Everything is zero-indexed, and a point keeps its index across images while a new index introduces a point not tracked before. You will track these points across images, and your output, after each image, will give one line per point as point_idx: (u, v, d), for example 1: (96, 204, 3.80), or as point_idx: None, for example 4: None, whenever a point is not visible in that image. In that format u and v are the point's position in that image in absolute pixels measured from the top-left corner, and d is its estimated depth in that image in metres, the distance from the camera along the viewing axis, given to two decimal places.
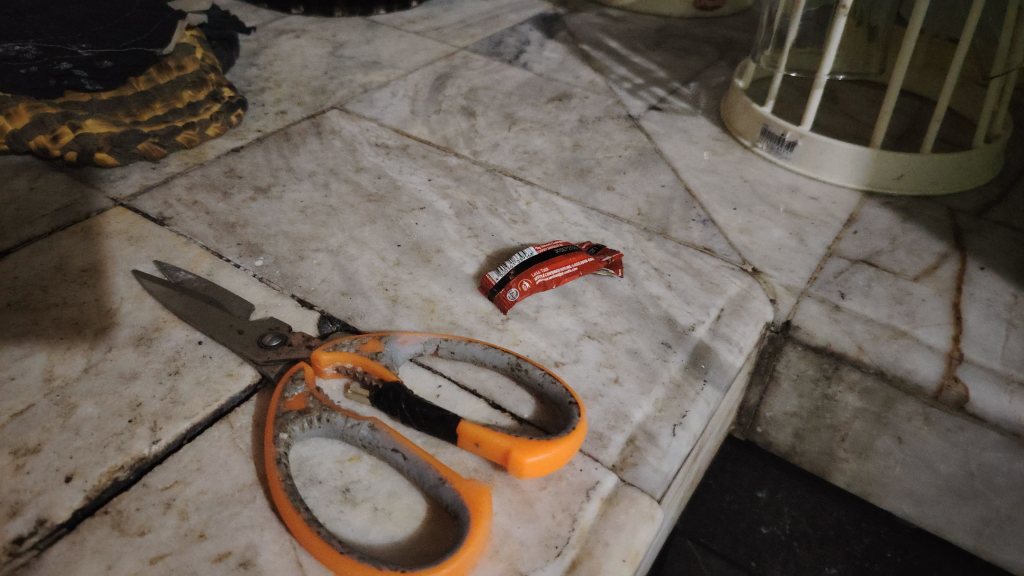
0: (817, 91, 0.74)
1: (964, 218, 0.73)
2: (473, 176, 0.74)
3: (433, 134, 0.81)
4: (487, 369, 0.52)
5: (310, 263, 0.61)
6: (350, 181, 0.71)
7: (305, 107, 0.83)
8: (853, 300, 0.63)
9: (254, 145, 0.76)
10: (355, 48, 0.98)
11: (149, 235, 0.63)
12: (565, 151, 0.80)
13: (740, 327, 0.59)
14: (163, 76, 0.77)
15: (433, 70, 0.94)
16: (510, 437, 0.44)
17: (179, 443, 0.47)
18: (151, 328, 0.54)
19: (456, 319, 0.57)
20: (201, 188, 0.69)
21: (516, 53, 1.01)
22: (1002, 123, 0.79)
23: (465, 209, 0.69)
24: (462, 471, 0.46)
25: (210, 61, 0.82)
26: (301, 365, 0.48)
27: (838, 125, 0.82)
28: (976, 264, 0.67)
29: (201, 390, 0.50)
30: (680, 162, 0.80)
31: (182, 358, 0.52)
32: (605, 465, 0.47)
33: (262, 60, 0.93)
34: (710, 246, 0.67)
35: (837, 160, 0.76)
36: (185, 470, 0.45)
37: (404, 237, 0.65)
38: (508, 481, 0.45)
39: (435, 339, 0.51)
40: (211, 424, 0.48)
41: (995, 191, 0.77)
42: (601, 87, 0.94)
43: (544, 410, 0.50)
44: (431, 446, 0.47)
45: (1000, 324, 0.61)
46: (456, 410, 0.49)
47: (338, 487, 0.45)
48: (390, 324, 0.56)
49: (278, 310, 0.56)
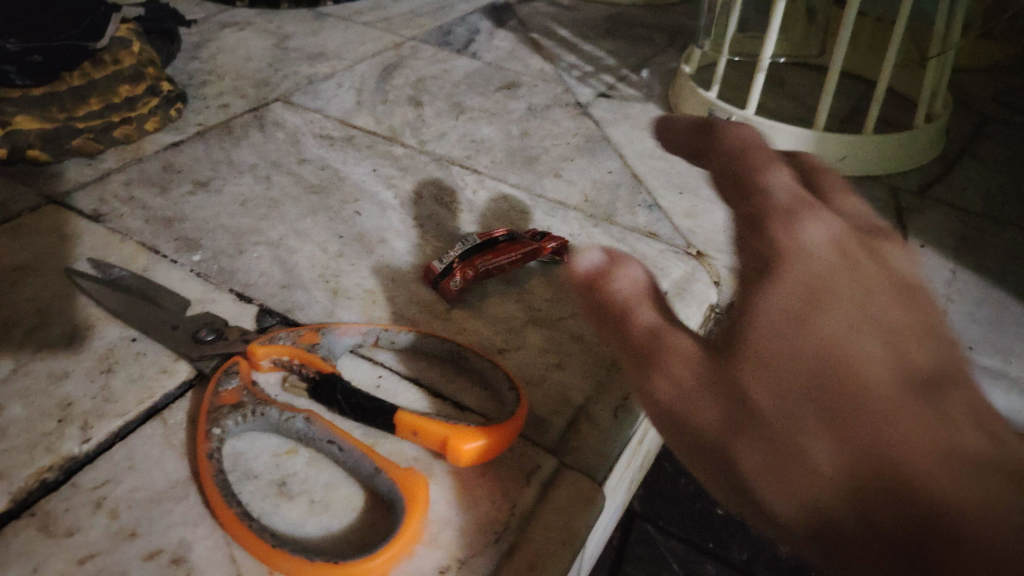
0: (760, 74, 0.75)
1: (905, 198, 0.74)
2: (419, 166, 0.74)
3: (379, 124, 0.80)
4: (429, 359, 0.52)
5: (250, 257, 0.60)
6: (292, 173, 0.70)
7: (248, 101, 0.82)
8: None
9: (194, 139, 0.75)
10: (301, 40, 0.96)
11: (83, 232, 0.61)
12: (512, 139, 0.80)
13: (683, 310, 0.59)
14: (98, 70, 0.75)
15: (381, 61, 0.93)
16: (447, 425, 0.44)
17: (111, 441, 0.46)
18: (83, 326, 0.53)
19: (399, 309, 0.56)
20: (138, 184, 0.68)
21: (465, 42, 1.00)
22: (941, 104, 0.81)
23: (410, 199, 0.68)
24: (400, 460, 0.45)
25: (147, 55, 0.80)
26: (236, 359, 0.48)
27: (782, 108, 0.82)
28: (917, 241, 0.68)
29: (134, 388, 0.49)
30: (628, 149, 0.80)
31: (114, 356, 0.51)
32: (546, 449, 0.47)
33: (204, 53, 0.91)
34: (655, 231, 0.68)
35: (781, 143, 0.76)
36: (116, 469, 0.44)
37: (347, 228, 0.64)
38: (447, 469, 0.45)
39: (375, 329, 0.51)
40: (144, 421, 0.47)
41: (936, 170, 0.79)
42: (550, 75, 0.94)
43: (486, 396, 0.49)
44: (370, 437, 0.46)
45: (939, 299, 0.62)
46: (397, 400, 0.49)
47: (274, 480, 0.44)
48: (330, 316, 0.55)
49: (215, 305, 0.55)
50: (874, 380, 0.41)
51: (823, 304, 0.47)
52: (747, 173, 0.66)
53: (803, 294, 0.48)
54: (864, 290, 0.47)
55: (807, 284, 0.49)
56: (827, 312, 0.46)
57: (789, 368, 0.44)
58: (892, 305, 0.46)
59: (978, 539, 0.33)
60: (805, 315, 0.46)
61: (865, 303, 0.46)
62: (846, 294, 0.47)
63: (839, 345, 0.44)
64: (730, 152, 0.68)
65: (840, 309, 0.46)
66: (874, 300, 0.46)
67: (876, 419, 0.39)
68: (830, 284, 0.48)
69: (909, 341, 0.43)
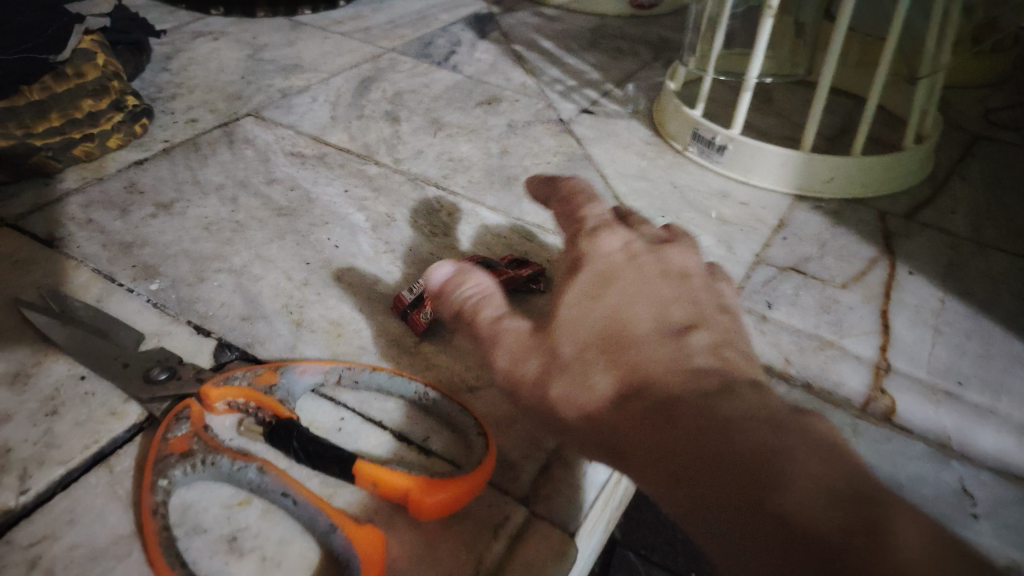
0: (746, 93, 0.73)
1: (893, 221, 0.72)
2: (393, 186, 0.71)
3: (353, 141, 0.77)
4: (394, 399, 0.49)
5: (211, 285, 0.57)
6: (260, 194, 0.68)
7: (218, 116, 0.80)
8: (780, 310, 0.61)
9: (159, 158, 0.72)
10: (276, 51, 0.94)
11: (36, 257, 0.58)
12: (491, 157, 0.78)
13: None
14: (60, 83, 0.70)
15: (358, 74, 0.90)
16: (408, 476, 0.41)
17: (52, 491, 0.43)
18: (29, 362, 0.50)
19: (365, 343, 0.53)
20: (98, 206, 0.65)
21: (446, 54, 0.97)
22: (930, 124, 0.78)
23: (382, 222, 0.66)
24: (359, 513, 0.42)
25: (111, 67, 0.76)
26: (187, 402, 0.45)
27: (769, 127, 0.80)
28: (905, 268, 0.66)
29: (79, 432, 0.46)
30: (609, 168, 0.77)
31: (61, 396, 0.48)
32: (516, 499, 0.45)
33: (174, 65, 0.88)
34: None
35: (767, 164, 0.74)
36: (54, 523, 0.41)
37: (315, 253, 0.61)
38: (409, 522, 0.42)
39: (337, 367, 0.48)
40: (88, 469, 0.44)
41: (925, 192, 0.77)
42: (532, 89, 0.91)
43: (454, 439, 0.47)
44: (327, 486, 0.44)
45: (927, 330, 0.60)
46: (359, 444, 0.46)
47: (224, 535, 0.41)
48: (292, 351, 0.52)
49: (172, 338, 0.52)
50: (645, 345, 0.48)
51: (617, 277, 0.55)
52: (560, 212, 0.63)
53: (610, 274, 0.56)
54: (657, 268, 0.57)
55: (614, 260, 0.57)
56: (624, 287, 0.54)
57: (589, 343, 0.48)
58: (670, 279, 0.56)
59: (753, 428, 0.37)
60: (605, 303, 0.53)
61: (656, 282, 0.55)
62: (638, 273, 0.55)
63: (617, 307, 0.52)
64: (558, 198, 0.64)
65: (620, 291, 0.54)
66: (649, 270, 0.56)
67: (636, 359, 0.46)
68: (629, 261, 0.57)
69: (667, 306, 0.53)
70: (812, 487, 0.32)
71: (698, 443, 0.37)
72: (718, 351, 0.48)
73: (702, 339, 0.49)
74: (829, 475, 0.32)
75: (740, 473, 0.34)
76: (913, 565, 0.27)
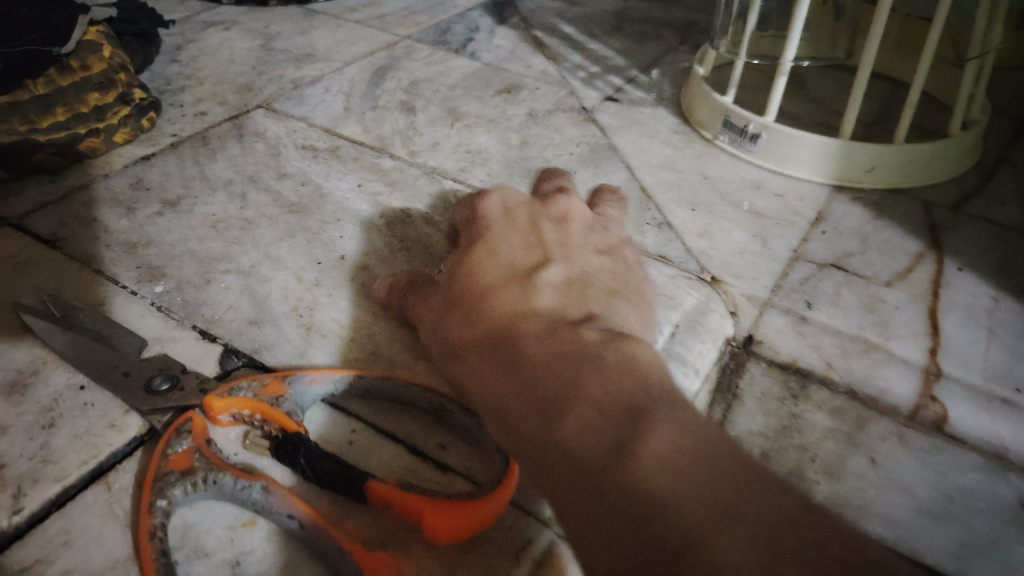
0: (782, 77, 0.68)
1: (938, 213, 0.68)
2: (407, 179, 0.68)
3: (367, 133, 0.74)
4: (409, 410, 0.46)
5: (217, 288, 0.55)
6: (270, 190, 0.65)
7: (228, 108, 0.77)
8: (820, 311, 0.57)
9: (166, 152, 0.70)
10: (288, 40, 0.91)
11: (37, 259, 0.56)
12: (511, 148, 0.74)
13: (696, 346, 0.52)
14: (65, 78, 0.67)
15: (373, 62, 0.87)
16: (424, 497, 0.38)
17: (47, 511, 0.40)
18: (27, 371, 0.48)
19: (378, 348, 0.50)
20: (103, 204, 0.63)
21: (463, 41, 0.94)
22: (978, 108, 0.74)
23: (397, 218, 0.63)
24: (371, 535, 0.40)
25: (118, 58, 0.73)
26: (189, 415, 0.42)
27: (804, 113, 0.76)
28: (953, 264, 0.62)
29: (77, 446, 0.43)
30: (635, 158, 0.74)
31: (59, 408, 0.46)
32: (539, 517, 0.41)
33: (184, 56, 0.86)
34: (665, 253, 0.62)
35: (802, 153, 0.70)
36: (49, 546, 0.39)
37: (327, 252, 0.58)
38: (424, 545, 0.39)
39: (348, 376, 0.45)
40: (86, 486, 0.42)
41: (973, 181, 0.72)
42: (553, 77, 0.87)
43: (472, 453, 0.44)
44: (337, 506, 0.41)
45: (979, 332, 0.56)
46: (372, 460, 0.43)
47: (227, 560, 0.39)
48: (301, 357, 0.49)
49: (175, 345, 0.50)
50: (501, 293, 0.47)
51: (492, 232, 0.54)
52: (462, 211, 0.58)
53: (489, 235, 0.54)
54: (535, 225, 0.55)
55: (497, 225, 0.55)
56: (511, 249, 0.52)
57: (443, 308, 0.48)
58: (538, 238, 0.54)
59: (552, 367, 0.38)
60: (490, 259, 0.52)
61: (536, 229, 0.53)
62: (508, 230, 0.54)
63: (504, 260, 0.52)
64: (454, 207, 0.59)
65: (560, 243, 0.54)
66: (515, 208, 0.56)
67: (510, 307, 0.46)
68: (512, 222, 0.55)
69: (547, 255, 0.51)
70: (584, 417, 0.34)
71: (521, 384, 0.39)
72: (571, 288, 0.48)
73: (554, 276, 0.49)
74: (609, 400, 0.34)
75: (542, 418, 0.36)
76: (647, 467, 0.30)
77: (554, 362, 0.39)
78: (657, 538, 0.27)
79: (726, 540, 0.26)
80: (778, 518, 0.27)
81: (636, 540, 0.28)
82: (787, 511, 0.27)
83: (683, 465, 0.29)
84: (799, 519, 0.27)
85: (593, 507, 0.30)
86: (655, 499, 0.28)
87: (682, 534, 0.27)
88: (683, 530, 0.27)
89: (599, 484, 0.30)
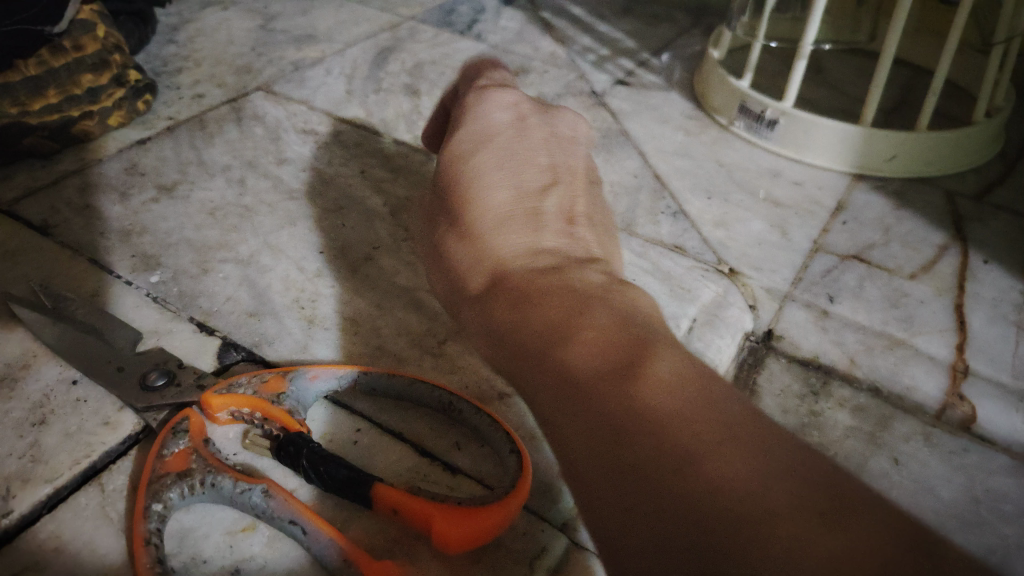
0: (801, 61, 0.66)
1: (963, 204, 0.65)
2: (413, 165, 0.65)
3: (370, 117, 0.72)
4: (415, 408, 0.44)
5: (215, 278, 0.52)
6: (270, 176, 0.63)
7: (226, 90, 0.74)
8: (842, 305, 0.55)
9: (162, 136, 0.68)
10: (289, 21, 0.88)
11: (27, 246, 0.54)
12: None
13: (715, 341, 0.50)
14: (57, 58, 0.64)
15: (375, 44, 0.84)
16: (433, 503, 0.36)
17: (37, 513, 0.38)
18: (17, 364, 0.46)
19: (384, 342, 0.48)
20: (96, 189, 0.60)
21: (469, 22, 0.91)
22: (1003, 95, 0.71)
23: (402, 206, 0.60)
24: (377, 542, 0.38)
25: (114, 38, 0.70)
26: (186, 413, 0.40)
27: (823, 99, 0.73)
28: (979, 256, 0.60)
29: (69, 445, 0.41)
30: (648, 144, 0.71)
31: (50, 404, 0.43)
32: (552, 525, 0.39)
33: (181, 36, 0.83)
34: (681, 244, 0.59)
35: (823, 141, 0.68)
36: (39, 551, 0.37)
37: (329, 241, 0.56)
38: (433, 553, 0.37)
39: (353, 372, 0.43)
40: (78, 487, 0.40)
41: (996, 170, 0.70)
42: (562, 60, 0.85)
43: (482, 453, 0.42)
44: (341, 510, 0.39)
45: (1008, 327, 0.54)
46: (376, 461, 0.41)
47: (226, 568, 0.37)
48: (303, 352, 0.47)
49: (172, 338, 0.47)
50: (512, 228, 0.45)
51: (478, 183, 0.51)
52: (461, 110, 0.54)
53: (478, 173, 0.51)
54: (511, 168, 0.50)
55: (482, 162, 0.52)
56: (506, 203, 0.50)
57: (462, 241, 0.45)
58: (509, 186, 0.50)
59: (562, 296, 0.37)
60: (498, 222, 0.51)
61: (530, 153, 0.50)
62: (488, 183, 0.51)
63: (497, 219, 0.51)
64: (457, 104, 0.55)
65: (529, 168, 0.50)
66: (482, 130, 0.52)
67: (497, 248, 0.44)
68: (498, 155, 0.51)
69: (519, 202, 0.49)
70: (592, 341, 0.33)
71: (524, 300, 0.38)
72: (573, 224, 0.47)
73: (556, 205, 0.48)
74: (616, 328, 0.33)
75: (538, 326, 0.36)
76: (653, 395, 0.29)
77: (552, 295, 0.38)
78: (646, 434, 0.28)
79: (714, 460, 0.26)
80: (778, 446, 0.26)
81: (622, 449, 0.28)
82: (792, 444, 0.26)
83: (686, 393, 0.29)
84: (807, 453, 0.26)
85: (586, 401, 0.31)
86: (654, 418, 0.28)
87: (674, 456, 0.27)
88: (665, 436, 0.27)
89: (602, 398, 0.30)
